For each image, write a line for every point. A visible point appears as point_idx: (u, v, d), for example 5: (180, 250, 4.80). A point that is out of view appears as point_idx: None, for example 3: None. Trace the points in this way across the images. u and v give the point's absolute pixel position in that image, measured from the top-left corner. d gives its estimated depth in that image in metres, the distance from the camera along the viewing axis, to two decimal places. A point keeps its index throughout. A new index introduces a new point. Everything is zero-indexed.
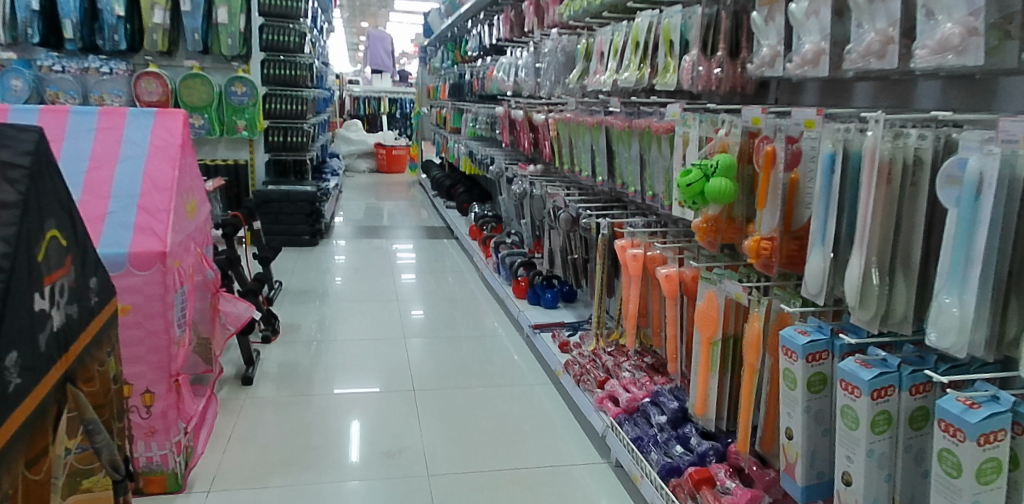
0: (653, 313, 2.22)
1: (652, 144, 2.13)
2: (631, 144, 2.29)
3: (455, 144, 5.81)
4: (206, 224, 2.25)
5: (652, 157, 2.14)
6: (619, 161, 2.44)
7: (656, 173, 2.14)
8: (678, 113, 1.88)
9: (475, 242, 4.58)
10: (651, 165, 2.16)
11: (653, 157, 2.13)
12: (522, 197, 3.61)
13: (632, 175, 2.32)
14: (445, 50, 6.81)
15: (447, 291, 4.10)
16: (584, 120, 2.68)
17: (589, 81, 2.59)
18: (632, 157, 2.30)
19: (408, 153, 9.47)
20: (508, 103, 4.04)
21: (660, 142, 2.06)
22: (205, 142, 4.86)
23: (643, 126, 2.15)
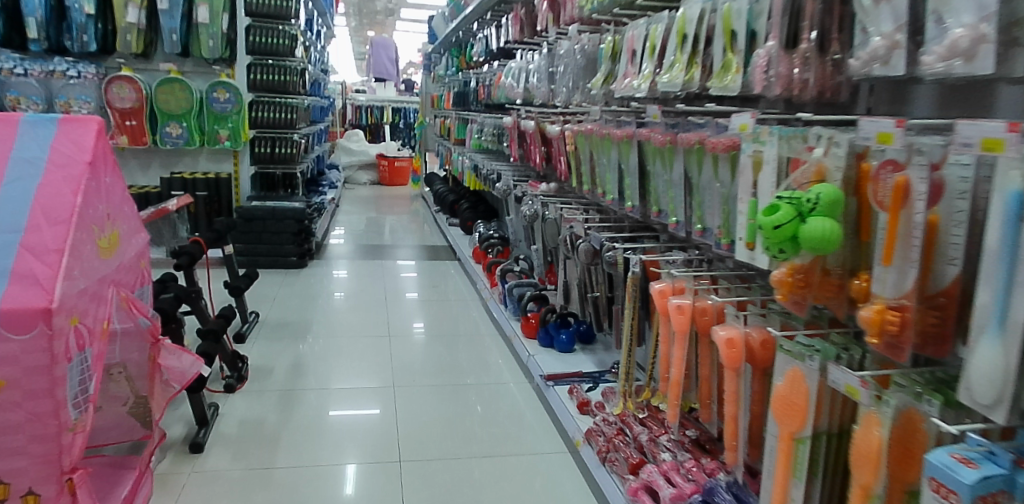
0: (702, 380, 1.75)
1: (705, 166, 1.66)
2: (673, 165, 1.82)
3: (459, 157, 5.36)
4: (137, 260, 1.78)
5: (704, 181, 1.68)
6: (657, 184, 1.97)
7: (710, 202, 1.66)
8: (749, 124, 1.40)
9: (479, 265, 4.11)
10: (703, 192, 1.69)
11: (707, 182, 1.66)
12: (532, 220, 3.13)
13: (675, 204, 1.85)
14: (449, 57, 6.35)
15: (448, 322, 3.61)
16: (609, 133, 2.20)
17: (617, 85, 2.12)
18: (676, 181, 1.83)
19: (411, 164, 9.01)
20: (518, 112, 3.58)
21: (716, 164, 1.59)
22: (184, 152, 4.34)
23: (692, 142, 1.67)
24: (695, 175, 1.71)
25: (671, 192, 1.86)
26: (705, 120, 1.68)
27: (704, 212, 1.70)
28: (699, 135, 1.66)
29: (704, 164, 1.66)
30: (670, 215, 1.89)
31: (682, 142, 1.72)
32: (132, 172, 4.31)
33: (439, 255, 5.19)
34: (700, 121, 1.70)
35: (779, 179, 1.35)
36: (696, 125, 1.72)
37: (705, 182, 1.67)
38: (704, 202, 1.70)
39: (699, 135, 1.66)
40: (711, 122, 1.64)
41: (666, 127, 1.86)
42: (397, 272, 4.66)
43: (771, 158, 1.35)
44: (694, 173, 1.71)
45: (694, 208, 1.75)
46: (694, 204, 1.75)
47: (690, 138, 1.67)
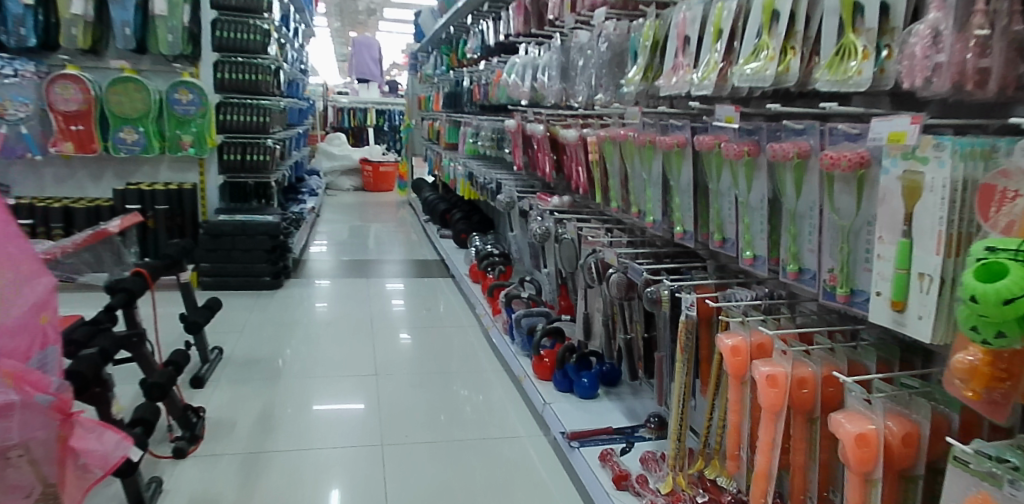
0: (797, 472, 1.31)
1: (813, 187, 1.23)
2: (754, 183, 1.39)
3: (451, 163, 4.91)
4: (34, 313, 1.32)
5: (808, 207, 1.25)
6: (726, 206, 1.53)
7: (816, 232, 1.24)
8: (910, 134, 0.95)
9: (476, 285, 3.66)
10: (807, 222, 1.26)
11: (814, 207, 1.23)
12: (543, 240, 2.69)
13: (754, 234, 1.42)
14: (439, 55, 5.89)
15: (444, 355, 3.11)
16: (653, 140, 1.76)
17: (664, 83, 1.69)
18: (757, 205, 1.40)
19: (397, 169, 8.52)
20: (522, 114, 3.14)
21: (826, 184, 1.16)
22: (143, 160, 3.86)
23: (783, 156, 1.24)
24: (791, 197, 1.27)
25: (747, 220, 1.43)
26: (805, 125, 1.24)
27: (812, 250, 1.26)
28: (799, 146, 1.22)
29: (811, 183, 1.23)
30: (744, 247, 1.45)
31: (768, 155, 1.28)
32: (82, 183, 3.84)
33: (429, 270, 4.73)
34: (797, 127, 1.26)
35: (952, 214, 0.92)
36: (789, 131, 1.28)
37: (811, 209, 1.24)
38: (806, 235, 1.27)
39: (796, 145, 1.23)
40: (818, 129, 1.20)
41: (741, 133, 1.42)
42: (384, 293, 4.17)
43: (941, 183, 0.92)
44: (790, 195, 1.28)
45: (788, 242, 1.32)
46: (789, 234, 1.31)
47: (782, 149, 1.24)
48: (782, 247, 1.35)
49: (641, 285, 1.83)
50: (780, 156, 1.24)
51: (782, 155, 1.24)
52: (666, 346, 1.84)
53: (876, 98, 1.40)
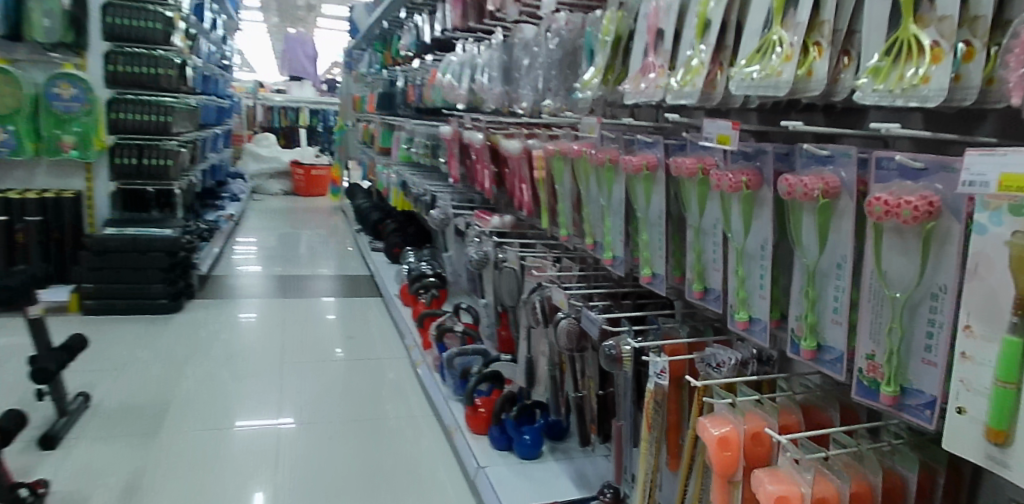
0: None
1: (849, 235, 0.88)
2: (756, 225, 1.05)
3: (384, 170, 4.48)
4: None
5: (838, 263, 0.91)
6: (713, 249, 1.18)
7: (847, 299, 0.90)
8: None
9: (407, 309, 3.25)
10: (835, 283, 0.92)
11: (846, 264, 0.89)
12: (480, 267, 2.30)
13: (750, 292, 1.07)
14: (373, 52, 5.45)
15: (368, 397, 2.66)
16: (616, 159, 1.40)
17: (629, 90, 1.34)
18: (759, 253, 1.05)
19: (330, 173, 8.02)
20: (459, 120, 2.75)
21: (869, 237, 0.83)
22: (17, 164, 3.33)
23: (806, 194, 0.89)
24: (811, 248, 0.93)
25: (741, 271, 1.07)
26: (837, 151, 0.89)
27: (840, 322, 0.92)
28: (825, 180, 0.88)
29: (844, 231, 0.89)
30: (736, 305, 1.10)
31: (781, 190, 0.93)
32: None
33: (358, 287, 4.30)
34: (822, 152, 0.93)
35: None
36: (809, 158, 0.94)
37: (844, 266, 0.90)
38: (832, 301, 0.92)
39: (822, 180, 0.88)
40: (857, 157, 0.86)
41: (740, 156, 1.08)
42: (307, 315, 3.69)
43: None
44: (810, 245, 0.94)
45: (801, 305, 0.98)
46: (804, 297, 0.97)
47: (805, 183, 0.89)
48: (793, 313, 1.00)
49: (597, 338, 1.46)
50: (801, 192, 0.89)
51: (804, 192, 0.89)
52: (629, 414, 1.47)
53: (906, 116, 1.09)
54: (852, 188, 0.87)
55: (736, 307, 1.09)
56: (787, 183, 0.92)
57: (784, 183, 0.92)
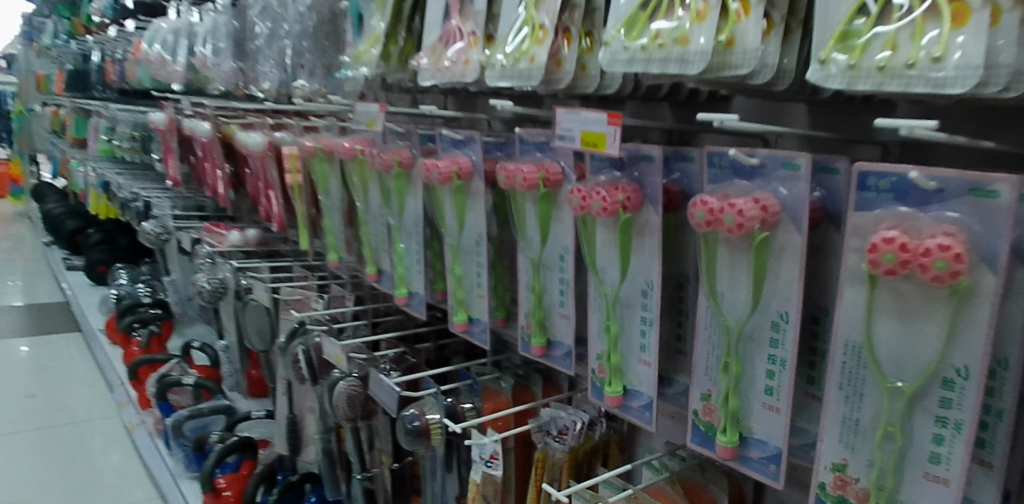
0: None
1: (794, 283, 0.59)
2: (636, 261, 0.72)
3: (79, 167, 3.55)
4: None
5: (772, 322, 0.61)
6: (561, 289, 0.85)
7: (790, 376, 0.61)
8: None
9: (116, 349, 2.52)
10: (768, 350, 0.62)
11: (789, 329, 0.61)
12: (215, 298, 1.76)
13: (627, 354, 0.76)
14: (57, 20, 4.36)
15: (65, 490, 1.94)
16: (409, 163, 1.01)
17: (425, 66, 0.95)
18: (641, 301, 0.73)
19: (8, 170, 6.46)
20: (175, 105, 2.13)
21: (843, 292, 0.54)
22: None
23: (739, 225, 0.58)
24: (734, 300, 0.63)
25: (614, 325, 0.75)
26: (773, 158, 0.60)
27: (776, 409, 0.63)
28: (763, 203, 0.58)
29: (785, 279, 0.59)
30: (605, 371, 0.78)
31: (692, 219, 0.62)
32: None
33: (49, 318, 3.36)
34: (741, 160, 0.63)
35: None
36: (725, 167, 0.63)
37: (787, 330, 0.60)
38: (763, 375, 0.63)
39: (761, 203, 0.58)
40: (813, 167, 0.57)
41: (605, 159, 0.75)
42: None
43: None
44: (731, 297, 0.63)
45: (709, 378, 0.68)
46: (714, 367, 0.67)
47: (735, 208, 0.58)
48: (694, 386, 0.69)
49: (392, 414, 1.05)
50: (734, 224, 0.59)
51: (736, 220, 0.58)
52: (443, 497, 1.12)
53: (786, 109, 0.85)
54: (799, 215, 0.58)
55: (607, 376, 0.77)
56: (707, 208, 0.60)
57: (699, 206, 0.61)
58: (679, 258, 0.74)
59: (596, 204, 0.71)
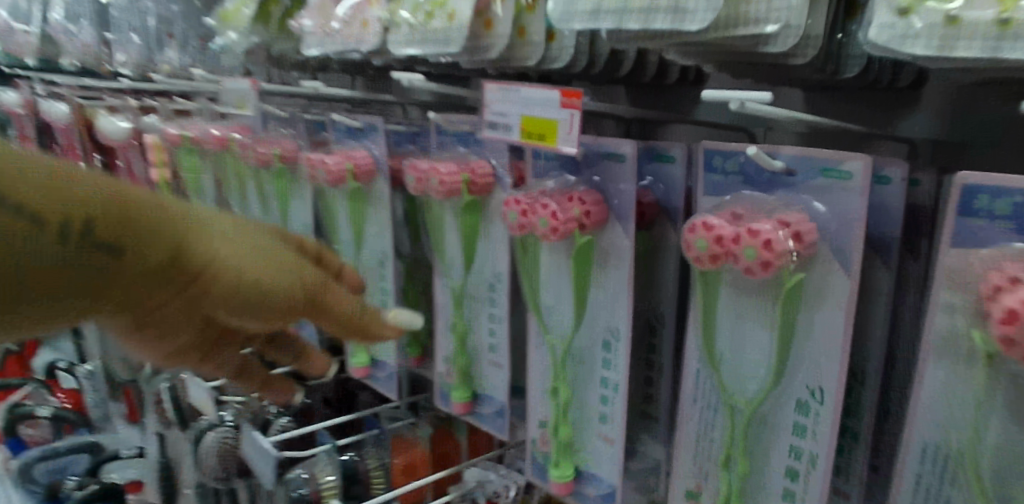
0: None
1: (836, 350, 0.40)
2: (598, 302, 0.52)
3: None
4: None
5: (797, 402, 0.43)
6: (490, 328, 0.64)
7: (826, 480, 0.42)
8: None
9: None
10: (790, 439, 0.43)
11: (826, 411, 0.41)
12: None
13: (582, 424, 0.56)
14: None
15: None
16: (293, 156, 0.78)
17: (314, 27, 0.72)
18: (602, 356, 0.53)
19: None
20: (29, 83, 1.79)
21: (922, 372, 0.35)
22: None
23: (765, 265, 0.38)
24: (741, 366, 0.44)
25: (564, 387, 0.55)
26: (808, 161, 0.40)
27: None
28: (798, 229, 0.38)
29: (822, 342, 0.40)
30: (551, 445, 0.58)
31: (687, 251, 0.41)
32: None
33: None
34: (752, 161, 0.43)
35: None
36: (730, 172, 0.43)
37: (821, 414, 0.41)
38: (780, 472, 0.44)
39: (795, 231, 0.38)
40: (872, 178, 0.37)
41: (551, 156, 0.54)
42: None
43: None
44: (737, 362, 0.44)
45: (697, 469, 0.48)
46: (707, 456, 0.48)
47: (758, 239, 0.38)
48: (675, 478, 0.50)
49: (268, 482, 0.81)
50: (756, 262, 0.38)
51: (757, 257, 0.38)
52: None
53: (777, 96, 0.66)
54: (842, 245, 0.39)
55: (554, 454, 0.57)
56: (711, 235, 0.40)
57: (696, 232, 0.40)
58: (650, 294, 0.54)
59: (543, 223, 0.50)
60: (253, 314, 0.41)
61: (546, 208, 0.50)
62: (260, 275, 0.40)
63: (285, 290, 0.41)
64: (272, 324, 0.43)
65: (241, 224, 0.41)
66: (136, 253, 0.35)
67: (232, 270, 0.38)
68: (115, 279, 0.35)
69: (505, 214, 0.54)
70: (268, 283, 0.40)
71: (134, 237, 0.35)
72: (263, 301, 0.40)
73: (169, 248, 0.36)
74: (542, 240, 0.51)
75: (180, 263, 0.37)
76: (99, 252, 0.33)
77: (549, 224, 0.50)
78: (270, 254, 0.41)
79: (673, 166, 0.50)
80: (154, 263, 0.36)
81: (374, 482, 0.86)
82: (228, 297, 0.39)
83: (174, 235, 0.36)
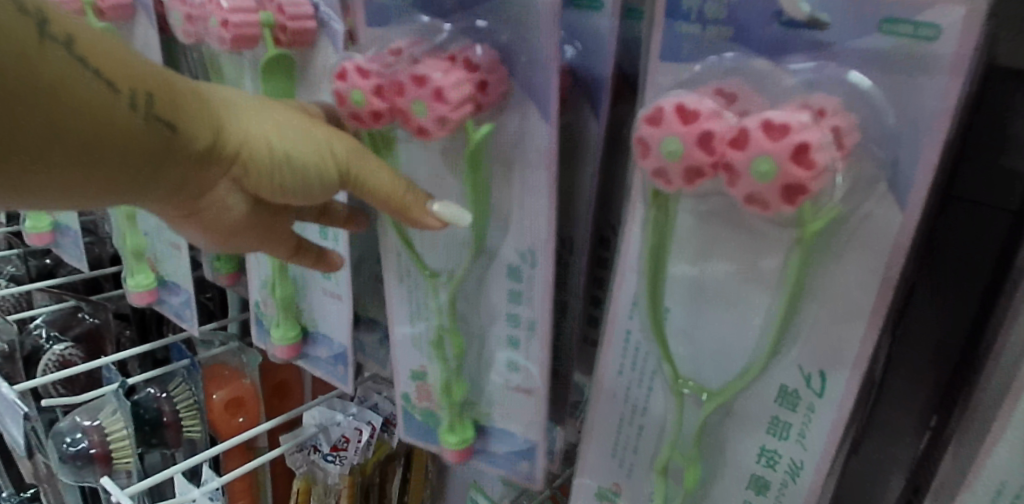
0: None
1: (859, 325, 0.26)
2: (503, 220, 0.35)
3: None
4: None
5: (781, 392, 0.28)
6: (321, 246, 0.45)
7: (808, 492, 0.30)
8: None
9: None
10: (761, 439, 0.30)
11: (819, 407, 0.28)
12: None
13: (481, 380, 0.40)
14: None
15: None
16: None
17: None
18: (505, 300, 0.37)
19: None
20: None
21: None
22: None
23: (795, 192, 0.22)
24: (703, 339, 0.29)
25: (455, 337, 0.38)
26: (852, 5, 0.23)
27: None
28: (839, 124, 0.23)
29: (838, 312, 0.26)
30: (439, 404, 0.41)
31: (645, 157, 0.25)
32: None
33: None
34: None
35: None
36: (710, 24, 0.25)
37: (819, 418, 0.28)
38: (738, 480, 0.31)
39: (837, 126, 0.22)
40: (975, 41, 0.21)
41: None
42: None
43: None
44: (696, 331, 0.29)
45: (617, 465, 0.34)
46: (634, 450, 0.33)
47: (788, 142, 0.22)
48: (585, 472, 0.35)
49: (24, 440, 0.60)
50: (773, 187, 0.23)
51: (780, 178, 0.22)
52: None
53: None
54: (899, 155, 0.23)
55: (445, 415, 0.40)
56: (695, 133, 0.24)
57: (667, 124, 0.24)
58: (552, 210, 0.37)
59: (422, 109, 0.31)
60: (298, 199, 0.32)
61: (423, 84, 0.31)
62: (309, 167, 0.31)
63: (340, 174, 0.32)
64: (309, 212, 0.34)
65: (297, 109, 0.33)
66: (183, 135, 0.27)
67: (272, 155, 0.30)
68: (163, 160, 0.27)
69: (340, 93, 0.33)
70: (311, 166, 0.31)
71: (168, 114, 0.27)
72: (309, 192, 0.32)
73: (210, 131, 0.28)
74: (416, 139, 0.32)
75: (217, 150, 0.29)
76: (149, 129, 0.26)
77: (433, 111, 0.31)
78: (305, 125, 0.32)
79: (597, 19, 0.32)
80: (192, 148, 0.28)
81: (186, 428, 0.66)
82: (266, 185, 0.31)
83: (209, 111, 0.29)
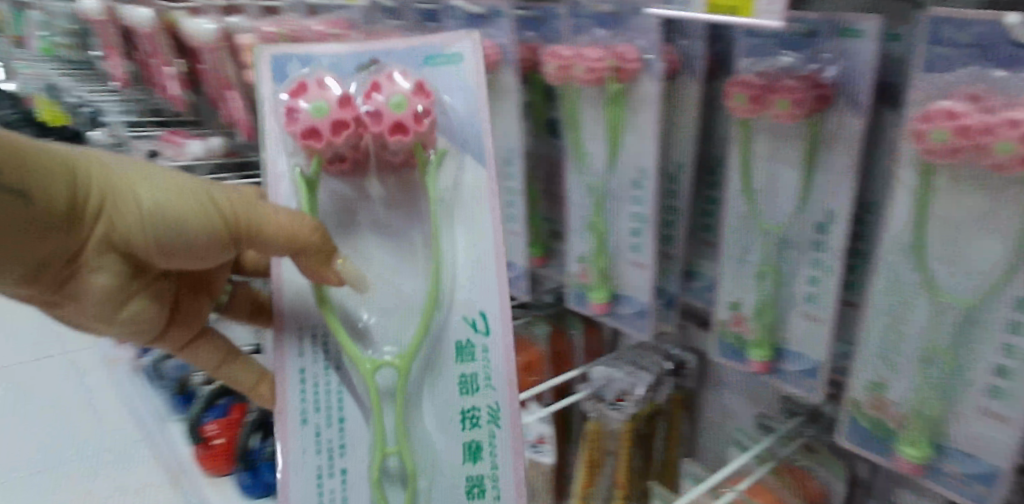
0: None
1: None
2: (450, 298, 0.52)
3: None
4: None
5: (1019, 302, 0.43)
6: (633, 227, 0.60)
7: None
8: None
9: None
10: (1003, 338, 0.44)
11: None
12: None
13: (427, 486, 0.53)
14: None
15: None
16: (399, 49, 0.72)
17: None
18: (811, 256, 0.53)
19: None
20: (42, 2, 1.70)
21: None
22: None
23: (999, 168, 0.41)
24: (959, 267, 0.45)
25: (401, 396, 0.52)
26: None
27: (1003, 419, 0.45)
28: None
29: None
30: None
31: (921, 142, 0.43)
32: None
33: None
34: (980, 26, 0.41)
35: None
36: (962, 44, 0.42)
37: None
38: (987, 366, 0.45)
39: None
40: None
41: (300, 66, 0.52)
42: None
43: None
44: (954, 264, 0.45)
45: (886, 340, 0.50)
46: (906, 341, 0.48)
47: None
48: (867, 324, 0.50)
49: None
50: (1013, 159, 0.40)
51: (1017, 150, 0.40)
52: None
53: None
54: None
55: None
56: (955, 125, 0.41)
57: (936, 122, 0.42)
58: (825, 182, 0.51)
59: (404, 103, 0.50)
60: (177, 245, 0.47)
61: (395, 87, 0.50)
62: (174, 218, 0.46)
63: (191, 222, 0.47)
64: (197, 260, 0.49)
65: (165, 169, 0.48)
66: (43, 201, 0.42)
67: (139, 207, 0.46)
68: (40, 223, 0.43)
69: (297, 112, 0.49)
70: (184, 216, 0.46)
71: (37, 183, 0.41)
72: (185, 232, 0.47)
73: (72, 189, 0.43)
74: (392, 133, 0.49)
75: (79, 206, 0.44)
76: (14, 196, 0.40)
77: (410, 106, 0.50)
78: (172, 181, 0.47)
79: (454, 66, 0.53)
80: (59, 209, 0.43)
81: None
82: (139, 233, 0.46)
83: (77, 178, 0.44)
